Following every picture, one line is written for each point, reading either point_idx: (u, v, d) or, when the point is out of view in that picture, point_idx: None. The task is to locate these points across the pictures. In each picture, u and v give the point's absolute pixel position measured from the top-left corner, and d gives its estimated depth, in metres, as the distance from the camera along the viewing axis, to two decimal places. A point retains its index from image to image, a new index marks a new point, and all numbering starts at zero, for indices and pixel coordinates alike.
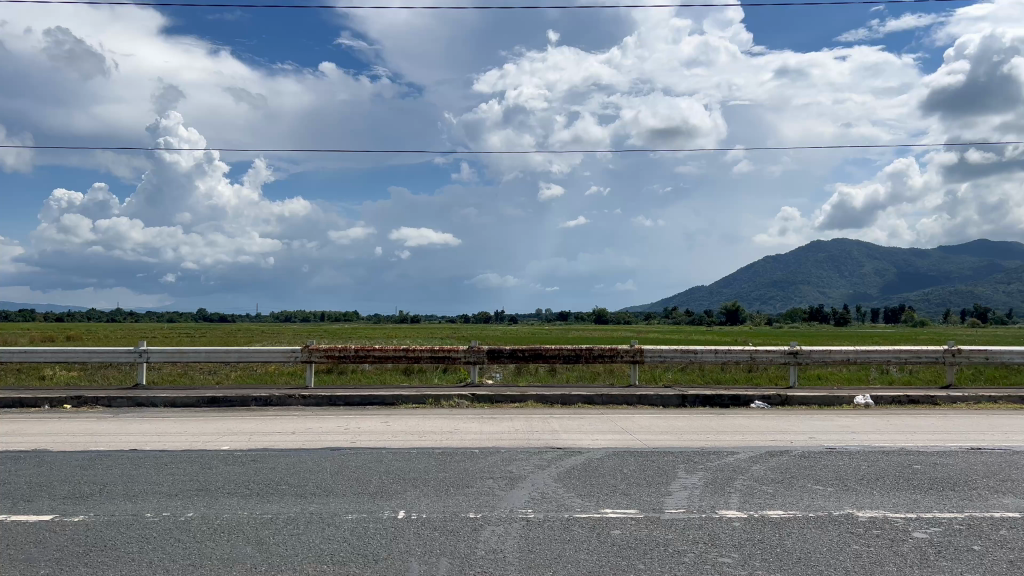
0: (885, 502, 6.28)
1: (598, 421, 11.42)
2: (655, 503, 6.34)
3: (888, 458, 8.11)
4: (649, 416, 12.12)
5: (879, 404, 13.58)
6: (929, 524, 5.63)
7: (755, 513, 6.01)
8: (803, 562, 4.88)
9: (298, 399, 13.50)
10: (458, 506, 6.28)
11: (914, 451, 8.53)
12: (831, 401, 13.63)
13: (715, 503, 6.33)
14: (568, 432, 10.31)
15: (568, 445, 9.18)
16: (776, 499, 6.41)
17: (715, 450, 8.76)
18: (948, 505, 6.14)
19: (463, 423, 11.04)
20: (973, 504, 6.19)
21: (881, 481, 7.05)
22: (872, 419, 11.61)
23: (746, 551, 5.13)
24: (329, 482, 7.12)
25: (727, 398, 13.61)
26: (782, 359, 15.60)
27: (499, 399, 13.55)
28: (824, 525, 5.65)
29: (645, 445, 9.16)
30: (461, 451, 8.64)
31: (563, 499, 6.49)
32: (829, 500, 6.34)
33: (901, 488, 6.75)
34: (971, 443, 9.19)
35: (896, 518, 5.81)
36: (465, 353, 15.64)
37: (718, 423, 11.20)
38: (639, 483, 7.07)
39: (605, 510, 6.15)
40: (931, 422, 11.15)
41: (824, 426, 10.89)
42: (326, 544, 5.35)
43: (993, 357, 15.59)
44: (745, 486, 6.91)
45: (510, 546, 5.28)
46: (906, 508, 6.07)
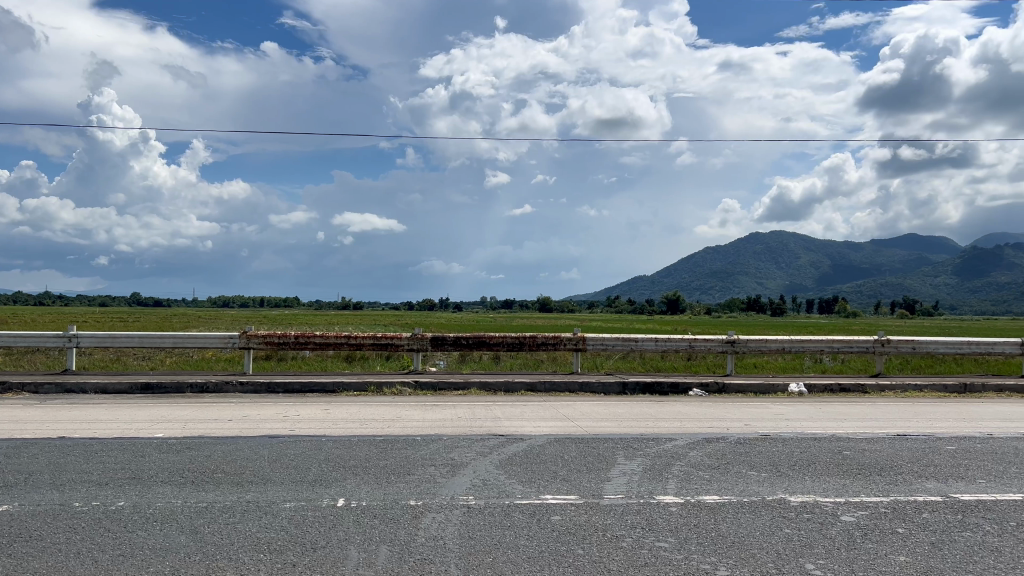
0: (816, 487, 6.47)
1: (540, 408, 11.51)
2: (595, 489, 6.41)
3: (819, 445, 8.36)
4: (591, 403, 12.27)
5: (812, 392, 13.97)
6: (857, 508, 5.82)
7: (691, 498, 6.14)
8: (736, 546, 5.00)
9: (236, 386, 13.26)
10: (398, 493, 6.26)
11: (844, 438, 8.80)
12: (766, 389, 13.99)
13: (653, 488, 6.45)
14: (510, 419, 10.36)
15: (510, 432, 9.21)
16: (712, 484, 6.55)
17: (654, 436, 8.91)
18: (875, 490, 6.37)
19: (405, 411, 11.01)
20: (899, 488, 6.43)
21: (813, 466, 7.26)
22: (805, 406, 11.95)
23: (682, 535, 5.23)
24: (266, 471, 7.02)
25: (667, 385, 13.85)
26: (720, 347, 15.92)
27: (442, 387, 13.52)
28: (757, 510, 5.80)
29: (585, 432, 9.27)
30: (403, 439, 8.60)
31: (503, 486, 6.52)
32: (762, 486, 6.52)
33: (831, 473, 6.97)
34: (898, 429, 9.53)
35: (826, 502, 6.00)
36: (408, 340, 15.56)
37: (658, 410, 11.38)
38: (580, 469, 7.14)
39: (545, 496, 6.20)
40: (860, 410, 11.53)
41: (759, 413, 11.18)
42: (263, 533, 5.28)
43: (919, 348, 16.19)
44: (682, 472, 7.04)
45: (450, 533, 5.28)
46: (835, 493, 6.27)
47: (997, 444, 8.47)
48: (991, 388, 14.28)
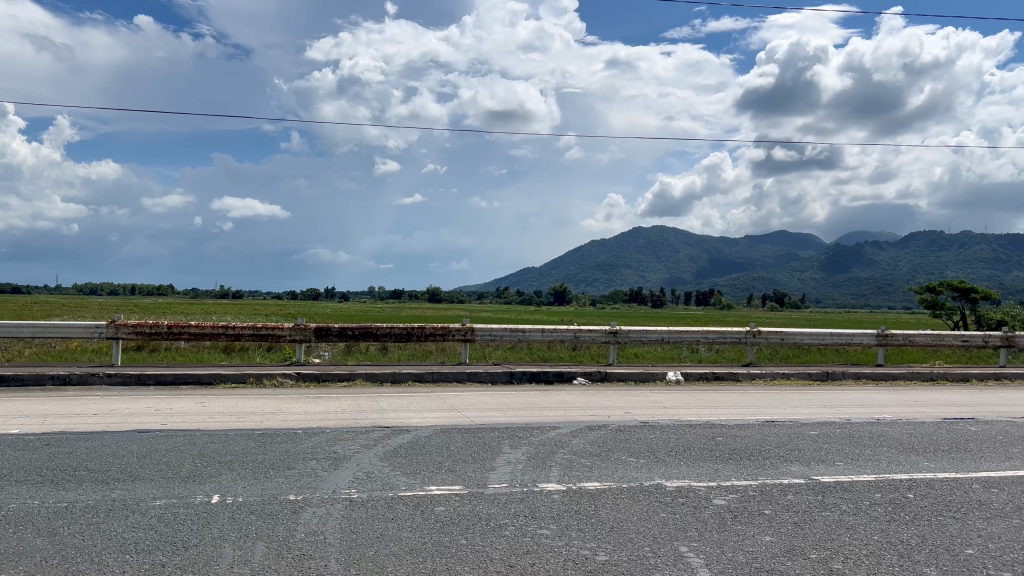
0: (691, 472, 6.74)
1: (426, 399, 11.42)
2: (479, 479, 6.44)
3: (695, 431, 8.70)
4: (478, 393, 12.30)
5: (689, 380, 14.54)
6: (727, 492, 6.09)
7: (573, 485, 6.26)
8: (615, 531, 5.14)
9: (102, 377, 12.52)
10: (277, 488, 6.08)
11: (717, 424, 9.20)
12: (646, 377, 14.44)
13: (536, 476, 6.53)
14: (396, 410, 10.24)
15: (395, 424, 9.10)
16: (593, 472, 6.70)
17: (538, 425, 9.03)
18: (745, 473, 6.70)
19: (286, 403, 10.70)
20: (766, 472, 6.78)
21: (688, 452, 7.55)
22: (682, 394, 12.41)
23: (563, 522, 5.33)
24: (135, 467, 6.66)
25: (553, 374, 14.07)
26: (603, 338, 16.30)
27: (325, 378, 13.23)
28: (636, 495, 5.98)
29: (471, 422, 9.28)
30: (283, 432, 8.35)
31: (387, 478, 6.44)
32: (641, 471, 6.72)
33: (705, 458, 7.27)
34: (766, 416, 10.05)
35: (699, 487, 6.25)
36: (289, 330, 15.12)
37: (543, 399, 11.55)
38: (466, 460, 7.15)
39: (430, 487, 6.17)
40: (733, 397, 12.08)
41: (639, 401, 11.53)
42: (130, 532, 5.00)
43: (787, 339, 17.11)
44: (565, 460, 7.17)
45: (330, 528, 5.17)
46: (708, 477, 6.55)
47: (854, 428, 9.07)
48: (850, 376, 15.28)
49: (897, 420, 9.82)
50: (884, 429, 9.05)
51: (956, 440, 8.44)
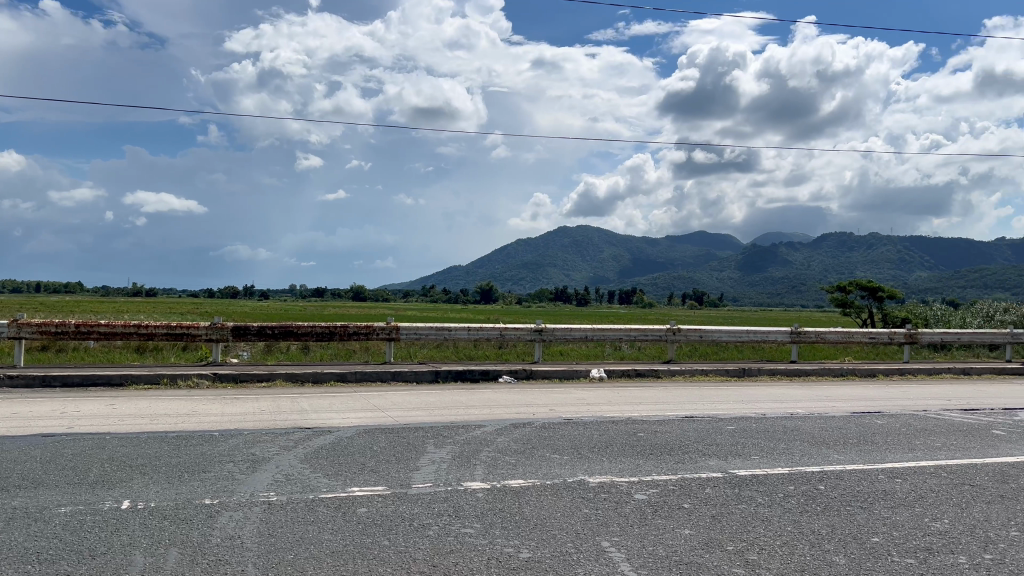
0: (613, 467, 6.83)
1: (349, 399, 11.25)
2: (402, 479, 6.38)
3: (617, 428, 8.82)
4: (403, 393, 12.20)
5: (612, 377, 14.75)
6: (648, 486, 6.20)
7: (497, 483, 6.27)
8: (539, 528, 5.17)
9: (3, 379, 11.88)
10: (192, 492, 5.88)
11: (639, 420, 9.35)
12: (570, 375, 14.58)
13: (460, 475, 6.51)
14: (318, 411, 10.05)
15: (316, 425, 8.94)
16: (517, 469, 6.72)
17: (463, 424, 9.00)
18: (665, 468, 6.83)
19: (203, 404, 10.38)
20: (686, 466, 6.93)
21: (611, 448, 7.65)
22: (605, 391, 12.59)
23: (487, 520, 5.32)
24: (38, 473, 6.33)
25: (478, 372, 14.07)
26: (528, 336, 16.37)
27: (244, 378, 12.88)
28: (559, 492, 6.02)
29: (395, 422, 9.18)
30: (199, 435, 8.08)
31: (308, 480, 6.31)
32: (565, 468, 6.78)
33: (627, 454, 7.38)
34: (685, 412, 10.28)
35: (621, 482, 6.34)
36: (206, 329, 14.66)
37: (468, 398, 11.53)
38: (389, 460, 7.06)
39: (351, 489, 6.07)
40: (654, 393, 12.31)
41: (563, 398, 11.63)
42: (33, 542, 4.75)
43: (706, 336, 17.54)
44: (490, 458, 7.17)
45: (247, 532, 5.03)
46: (630, 472, 6.65)
47: (769, 423, 9.36)
48: (765, 372, 15.79)
49: (809, 414, 10.19)
50: (797, 423, 9.37)
51: (863, 433, 8.80)
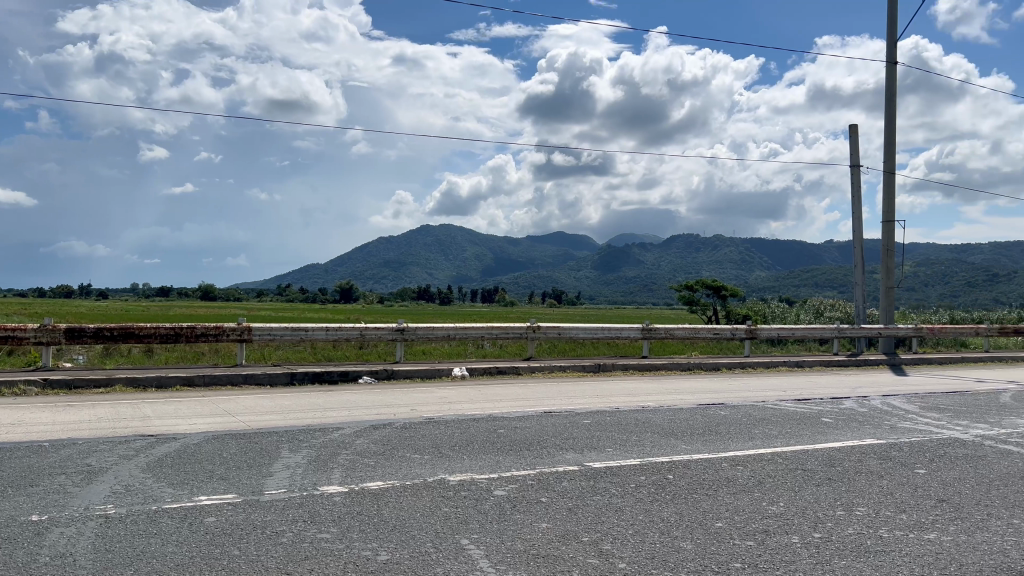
0: (473, 465, 6.85)
1: (197, 404, 10.69)
2: (254, 486, 6.12)
3: (478, 425, 8.87)
4: (256, 396, 11.73)
5: (473, 376, 14.82)
6: (507, 482, 6.26)
7: (355, 485, 6.14)
8: (397, 529, 5.10)
9: None
10: (16, 509, 5.38)
11: (499, 417, 9.44)
12: (432, 374, 14.53)
13: (316, 479, 6.33)
14: (162, 417, 9.48)
15: (160, 431, 8.44)
16: (376, 470, 6.62)
17: (320, 427, 8.76)
18: (524, 464, 6.93)
19: (31, 413, 9.56)
20: (543, 461, 7.05)
21: (471, 446, 7.67)
22: (466, 389, 12.64)
23: (345, 524, 5.20)
24: None
25: (336, 373, 13.74)
26: (389, 335, 16.15)
27: (79, 384, 11.97)
28: (418, 492, 5.98)
29: (247, 427, 8.80)
30: (24, 446, 7.43)
31: (149, 491, 5.93)
32: (424, 468, 6.74)
33: (487, 451, 7.44)
34: (543, 407, 10.49)
35: (481, 479, 6.38)
36: (34, 332, 13.51)
37: (326, 400, 11.24)
38: (240, 467, 6.75)
39: (198, 498, 5.76)
40: (515, 390, 12.49)
41: (424, 397, 11.57)
42: None
43: (565, 333, 17.96)
44: (348, 460, 7.02)
45: (81, 549, 4.66)
46: (489, 469, 6.70)
47: (623, 416, 9.71)
48: (619, 368, 16.37)
49: (659, 406, 10.66)
50: (648, 416, 9.77)
51: (709, 423, 9.31)
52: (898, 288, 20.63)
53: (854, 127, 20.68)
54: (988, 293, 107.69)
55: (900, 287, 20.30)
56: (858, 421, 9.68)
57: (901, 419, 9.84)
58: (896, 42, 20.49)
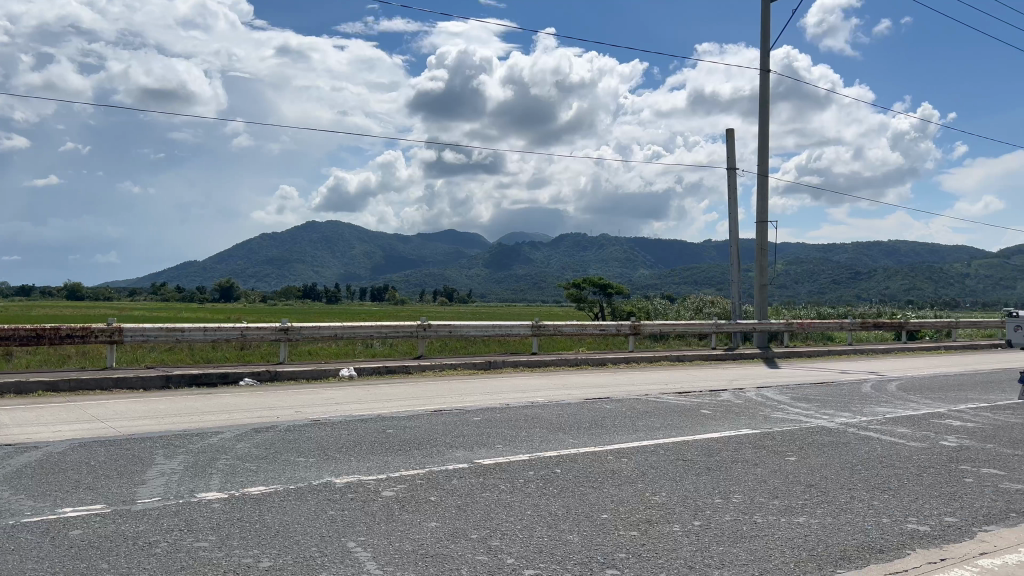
0: (360, 466, 6.72)
1: (62, 410, 10.03)
2: (125, 495, 5.79)
3: (366, 425, 8.70)
4: (128, 400, 11.11)
5: (361, 375, 14.57)
6: (396, 482, 6.18)
7: (235, 491, 5.91)
8: (281, 534, 4.94)
9: None
10: None
11: (387, 417, 9.31)
12: (318, 374, 14.18)
13: (194, 486, 6.04)
14: (22, 425, 8.83)
15: (20, 440, 7.86)
16: (258, 475, 6.39)
17: (198, 431, 8.38)
18: (412, 463, 6.85)
19: None
20: (433, 460, 7.00)
21: (359, 447, 7.51)
22: (354, 390, 12.41)
23: (224, 532, 4.99)
24: None
25: (216, 376, 13.19)
26: (272, 335, 15.65)
27: None
28: (303, 496, 5.81)
29: (118, 433, 8.31)
30: None
31: (6, 504, 5.50)
32: (309, 470, 6.56)
33: (374, 452, 7.31)
34: (433, 406, 10.43)
35: (368, 480, 6.26)
36: None
37: (205, 403, 10.78)
38: (109, 475, 6.36)
39: (62, 510, 5.40)
40: (404, 389, 12.35)
41: (310, 399, 11.28)
42: None
43: (455, 331, 17.92)
44: (228, 465, 6.75)
45: None
46: (377, 470, 6.59)
47: (513, 412, 9.77)
48: (509, 364, 16.48)
49: (549, 402, 10.79)
50: (537, 411, 9.89)
51: (595, 417, 9.51)
52: (771, 285, 21.72)
53: (731, 131, 21.60)
54: (851, 290, 115.08)
55: (773, 284, 21.38)
56: (735, 412, 10.13)
57: (775, 410, 10.36)
58: (769, 52, 21.53)
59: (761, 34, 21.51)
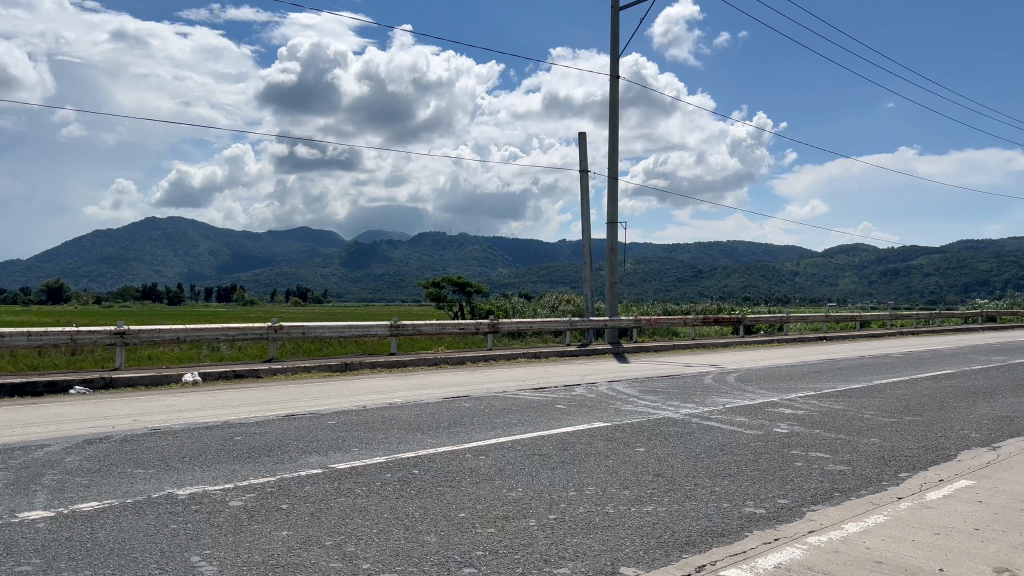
0: (205, 476, 6.38)
1: None
2: None
3: (211, 433, 8.28)
4: None
5: (207, 381, 13.85)
6: (244, 492, 5.91)
7: (63, 509, 5.44)
8: (115, 553, 4.60)
9: None
10: None
11: (234, 424, 8.89)
12: (158, 380, 13.35)
13: (14, 506, 5.51)
14: None
15: None
16: (90, 490, 5.92)
17: (19, 446, 7.66)
18: (262, 471, 6.58)
19: None
20: (284, 466, 6.75)
21: (203, 456, 7.13)
22: (199, 395, 11.76)
23: (50, 553, 4.59)
24: None
25: (42, 385, 12.16)
26: (107, 339, 14.59)
27: None
28: (141, 510, 5.43)
29: None
30: None
31: None
32: (148, 483, 6.15)
33: (220, 460, 6.96)
34: (285, 410, 10.09)
35: (214, 491, 5.95)
36: None
37: (28, 414, 9.88)
38: None
39: None
40: (253, 394, 11.84)
41: (149, 406, 10.58)
42: None
43: (308, 332, 17.39)
44: (55, 481, 6.22)
45: None
46: (223, 479, 6.27)
47: (369, 414, 9.58)
48: (365, 365, 16.19)
49: (406, 403, 10.67)
50: (394, 412, 9.76)
51: (453, 416, 9.51)
52: (621, 283, 22.54)
53: (584, 134, 22.23)
54: (695, 287, 121.54)
55: (623, 282, 22.19)
56: (588, 406, 10.43)
57: (625, 403, 10.76)
58: (618, 58, 22.33)
59: (611, 41, 22.27)
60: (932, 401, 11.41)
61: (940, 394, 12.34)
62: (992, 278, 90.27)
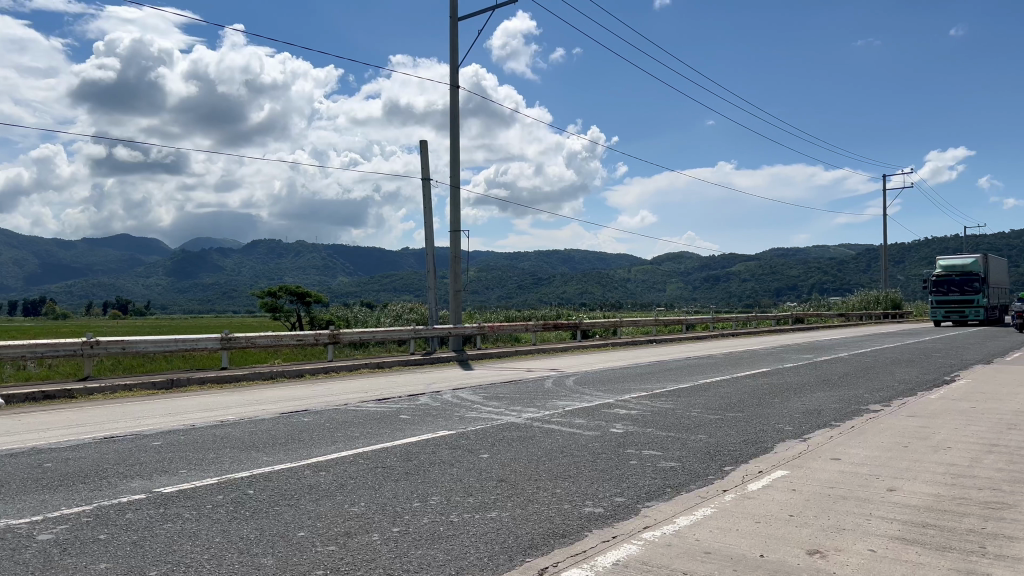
0: (9, 509, 5.76)
1: None
2: None
3: (16, 461, 7.50)
4: None
5: (11, 404, 12.56)
6: (55, 524, 5.39)
7: None
8: None
9: None
10: None
11: (44, 450, 8.11)
12: None
13: None
14: None
15: None
16: None
17: None
18: (76, 499, 6.03)
19: None
20: (103, 493, 6.23)
21: (6, 487, 6.45)
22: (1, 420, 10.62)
23: None
24: None
25: None
26: None
27: None
28: None
29: None
30: None
31: None
32: None
33: (27, 491, 6.32)
34: (104, 432, 9.31)
35: (19, 525, 5.38)
36: None
37: None
38: None
39: None
40: (65, 416, 10.86)
41: None
42: None
43: (128, 347, 16.19)
44: None
45: None
46: (30, 512, 5.68)
47: (199, 433, 9.04)
48: (195, 381, 15.28)
49: (240, 419, 10.18)
50: (226, 431, 9.24)
51: (291, 432, 9.15)
52: (464, 291, 22.66)
53: (424, 142, 22.20)
54: (535, 294, 124.49)
55: (465, 290, 22.30)
56: (432, 415, 10.38)
57: (468, 410, 10.81)
58: (458, 69, 22.50)
59: (450, 51, 22.42)
60: (751, 398, 12.25)
61: (759, 391, 13.29)
62: (800, 283, 98.93)
